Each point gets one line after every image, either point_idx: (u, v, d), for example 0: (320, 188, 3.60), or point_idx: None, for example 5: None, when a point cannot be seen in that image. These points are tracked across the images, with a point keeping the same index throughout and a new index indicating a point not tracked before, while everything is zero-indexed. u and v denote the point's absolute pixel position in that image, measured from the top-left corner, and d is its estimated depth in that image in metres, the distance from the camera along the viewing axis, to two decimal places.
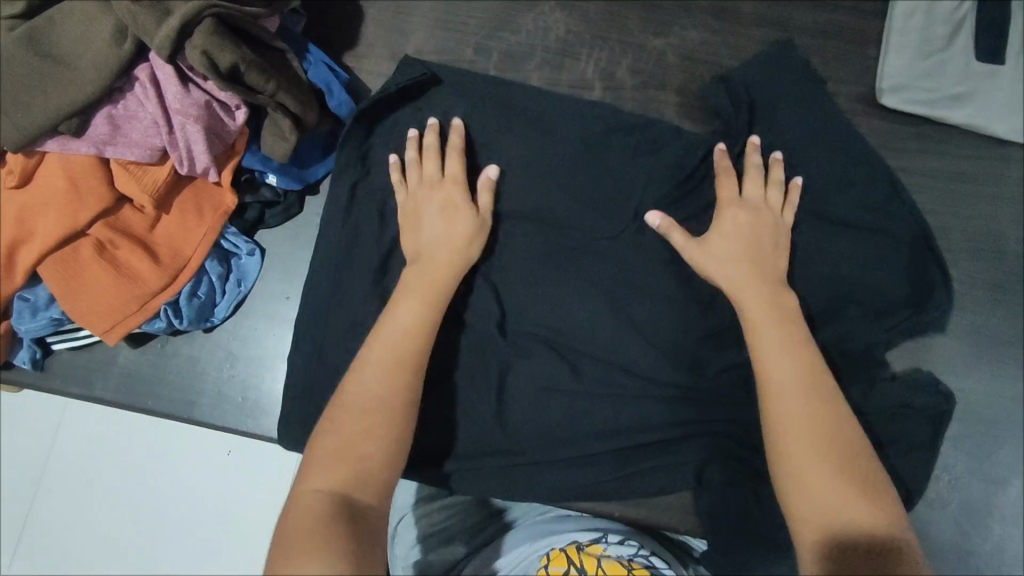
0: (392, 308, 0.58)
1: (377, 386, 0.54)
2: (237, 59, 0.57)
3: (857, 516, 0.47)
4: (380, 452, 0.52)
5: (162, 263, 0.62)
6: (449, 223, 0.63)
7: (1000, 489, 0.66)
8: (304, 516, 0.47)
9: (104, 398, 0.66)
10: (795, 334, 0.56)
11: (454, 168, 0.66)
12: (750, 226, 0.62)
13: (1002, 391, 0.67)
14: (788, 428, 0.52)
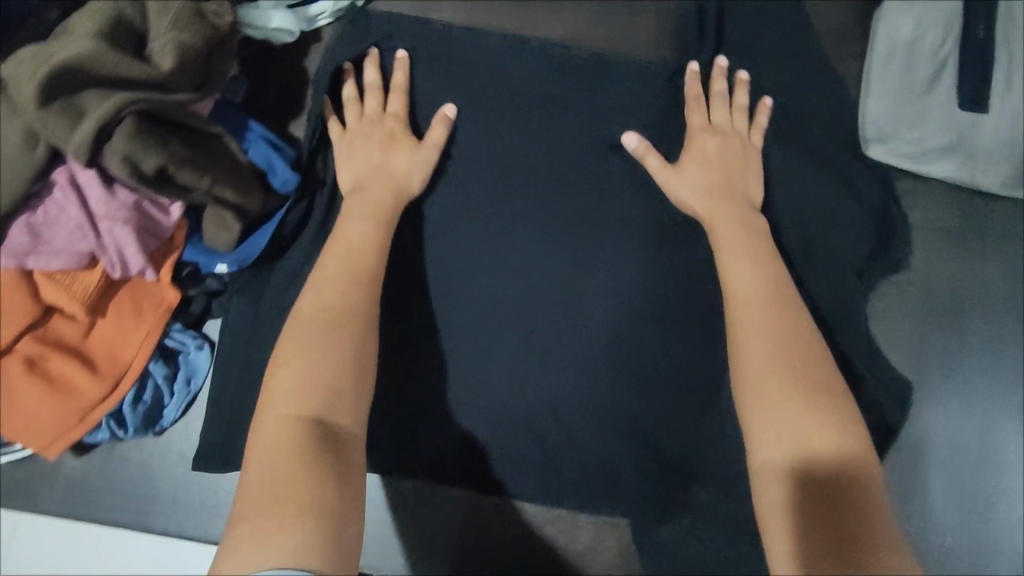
0: (345, 232, 0.60)
1: (332, 302, 0.55)
2: (165, 159, 0.52)
3: (800, 417, 0.48)
4: (344, 376, 0.51)
5: (101, 372, 0.59)
6: (385, 152, 0.63)
7: (988, 558, 0.65)
8: (271, 443, 0.47)
9: (50, 509, 0.63)
10: (757, 247, 0.58)
11: (396, 102, 0.65)
12: (719, 152, 0.62)
13: (987, 457, 0.66)
14: (745, 333, 0.53)
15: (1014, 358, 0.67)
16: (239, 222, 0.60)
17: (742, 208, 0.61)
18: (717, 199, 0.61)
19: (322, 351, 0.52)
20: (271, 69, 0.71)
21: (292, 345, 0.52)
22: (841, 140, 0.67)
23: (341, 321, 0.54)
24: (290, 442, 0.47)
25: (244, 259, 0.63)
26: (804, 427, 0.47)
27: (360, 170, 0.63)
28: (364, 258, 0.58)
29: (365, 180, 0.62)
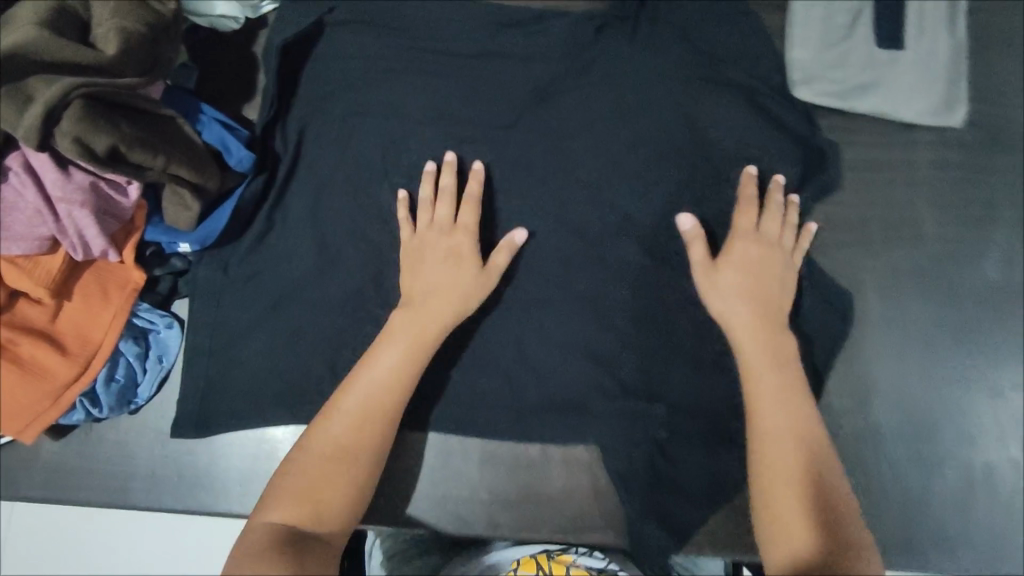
0: (380, 359, 0.62)
1: (350, 434, 0.59)
2: (116, 139, 0.54)
3: (793, 522, 0.54)
4: (348, 497, 0.58)
5: (72, 354, 0.60)
6: (451, 258, 0.66)
7: (937, 470, 0.67)
8: (259, 541, 0.53)
9: (30, 495, 0.64)
10: (783, 353, 0.63)
11: (467, 219, 0.68)
12: (760, 259, 0.66)
13: (931, 374, 0.69)
14: (761, 423, 0.60)
15: (950, 279, 0.70)
16: (197, 200, 0.62)
17: (774, 321, 0.64)
18: (748, 300, 0.64)
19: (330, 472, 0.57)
20: (221, 55, 0.73)
21: (306, 457, 0.58)
22: (767, 87, 0.70)
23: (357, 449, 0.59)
24: (269, 542, 0.52)
25: (206, 235, 0.65)
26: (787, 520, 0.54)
27: (431, 303, 0.64)
28: (388, 383, 0.61)
29: (436, 307, 0.64)
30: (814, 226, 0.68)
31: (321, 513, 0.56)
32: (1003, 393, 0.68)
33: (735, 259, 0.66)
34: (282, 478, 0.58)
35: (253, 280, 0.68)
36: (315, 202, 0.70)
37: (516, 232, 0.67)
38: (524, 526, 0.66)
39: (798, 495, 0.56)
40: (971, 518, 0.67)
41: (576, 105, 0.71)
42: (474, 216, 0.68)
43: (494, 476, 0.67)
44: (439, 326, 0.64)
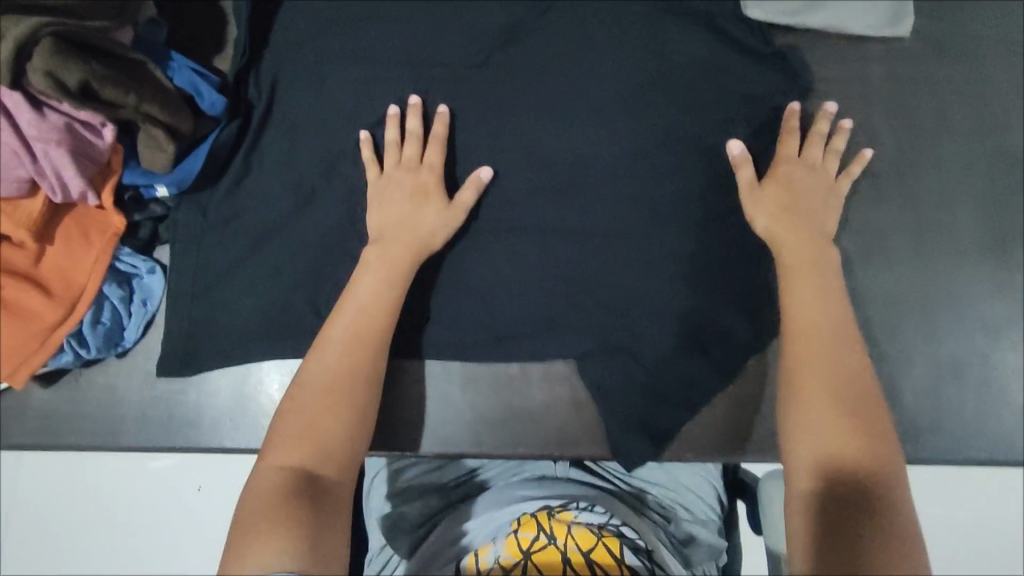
0: (357, 292, 0.63)
1: (335, 365, 0.60)
2: (87, 74, 0.56)
3: (826, 443, 0.54)
4: (345, 428, 0.58)
5: (56, 295, 0.62)
6: (415, 191, 0.68)
7: (906, 364, 0.68)
8: (268, 485, 0.54)
9: (22, 442, 0.65)
10: (822, 281, 0.63)
11: (433, 160, 0.69)
12: (807, 182, 0.68)
13: (898, 270, 0.69)
14: (801, 352, 0.59)
15: (909, 179, 0.71)
16: (172, 142, 0.63)
17: (812, 246, 0.64)
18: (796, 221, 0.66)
19: (329, 407, 0.58)
20: (189, 11, 0.74)
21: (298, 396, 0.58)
22: (721, 11, 0.73)
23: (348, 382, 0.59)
24: (281, 487, 0.53)
25: (184, 179, 0.67)
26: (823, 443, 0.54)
27: (399, 234, 0.66)
28: (373, 317, 0.63)
29: (405, 240, 0.66)
30: (870, 152, 0.69)
31: (327, 449, 0.56)
32: (967, 284, 0.69)
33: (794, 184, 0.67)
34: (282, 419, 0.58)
35: (230, 224, 0.70)
36: (287, 144, 0.72)
37: (481, 170, 0.69)
38: (508, 442, 0.68)
39: (836, 414, 0.55)
40: (940, 409, 0.67)
41: (541, 42, 0.74)
42: (439, 154, 0.70)
43: (477, 394, 0.69)
44: (409, 256, 0.65)
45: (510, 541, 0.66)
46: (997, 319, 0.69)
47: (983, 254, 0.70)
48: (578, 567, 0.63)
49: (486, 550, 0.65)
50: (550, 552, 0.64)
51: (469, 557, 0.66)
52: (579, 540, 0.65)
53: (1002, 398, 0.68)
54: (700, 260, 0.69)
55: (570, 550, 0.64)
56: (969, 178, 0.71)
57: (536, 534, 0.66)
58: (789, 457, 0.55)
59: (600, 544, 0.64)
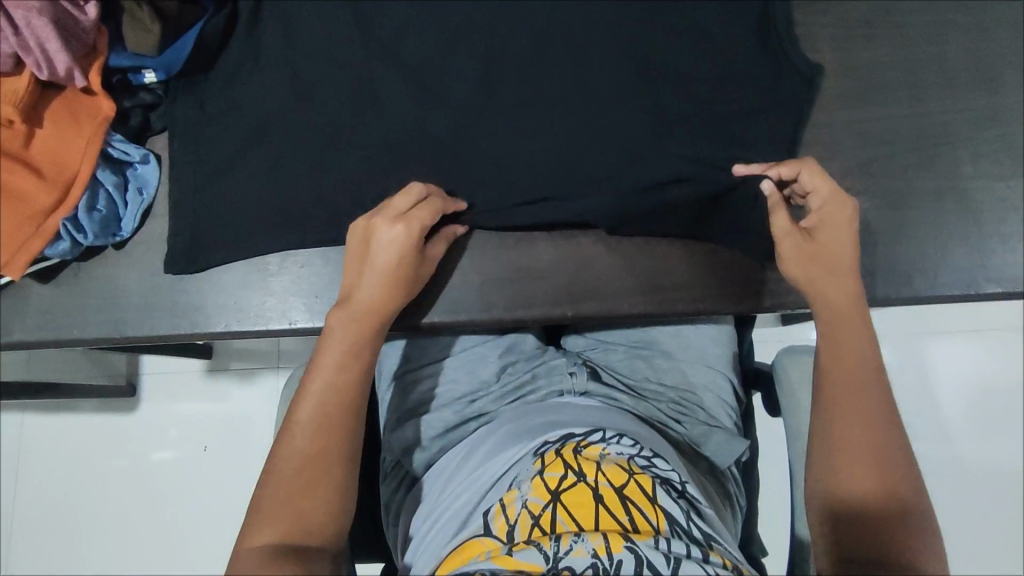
0: (325, 361, 0.58)
1: (308, 443, 0.56)
2: None
3: (867, 493, 0.55)
4: (328, 505, 0.54)
5: (49, 178, 0.60)
6: (401, 258, 0.61)
7: (910, 201, 0.67)
8: (251, 568, 0.50)
9: (24, 340, 0.63)
10: (863, 334, 0.61)
11: (421, 219, 0.61)
12: (819, 241, 0.63)
13: (894, 112, 0.69)
14: (843, 407, 0.59)
15: (899, 24, 0.70)
16: (158, 23, 0.64)
17: (852, 290, 0.62)
18: (839, 272, 0.62)
19: (308, 487, 0.54)
20: None
21: (272, 469, 0.55)
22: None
23: (325, 457, 0.55)
24: (266, 566, 0.50)
25: (175, 62, 0.64)
26: (859, 496, 0.55)
27: (363, 307, 0.60)
28: (347, 390, 0.58)
29: (373, 311, 0.60)
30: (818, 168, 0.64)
31: (313, 524, 0.54)
32: (962, 121, 0.69)
33: (817, 246, 0.62)
34: (258, 495, 0.54)
35: (226, 121, 0.67)
36: (269, 23, 0.69)
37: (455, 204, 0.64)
38: (521, 299, 0.65)
39: (870, 471, 0.56)
40: (946, 240, 0.66)
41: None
42: (422, 221, 0.61)
43: (483, 259, 0.67)
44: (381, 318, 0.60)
45: (536, 483, 0.61)
46: (996, 153, 0.68)
47: (977, 88, 0.69)
48: (613, 505, 0.58)
49: (512, 496, 0.61)
50: (581, 491, 0.59)
51: (495, 510, 0.61)
52: (611, 477, 0.60)
53: (1008, 227, 0.67)
54: (701, 112, 0.67)
55: (603, 488, 0.59)
56: (958, 17, 0.70)
57: (564, 473, 0.61)
58: (817, 506, 0.57)
59: (633, 481, 0.60)
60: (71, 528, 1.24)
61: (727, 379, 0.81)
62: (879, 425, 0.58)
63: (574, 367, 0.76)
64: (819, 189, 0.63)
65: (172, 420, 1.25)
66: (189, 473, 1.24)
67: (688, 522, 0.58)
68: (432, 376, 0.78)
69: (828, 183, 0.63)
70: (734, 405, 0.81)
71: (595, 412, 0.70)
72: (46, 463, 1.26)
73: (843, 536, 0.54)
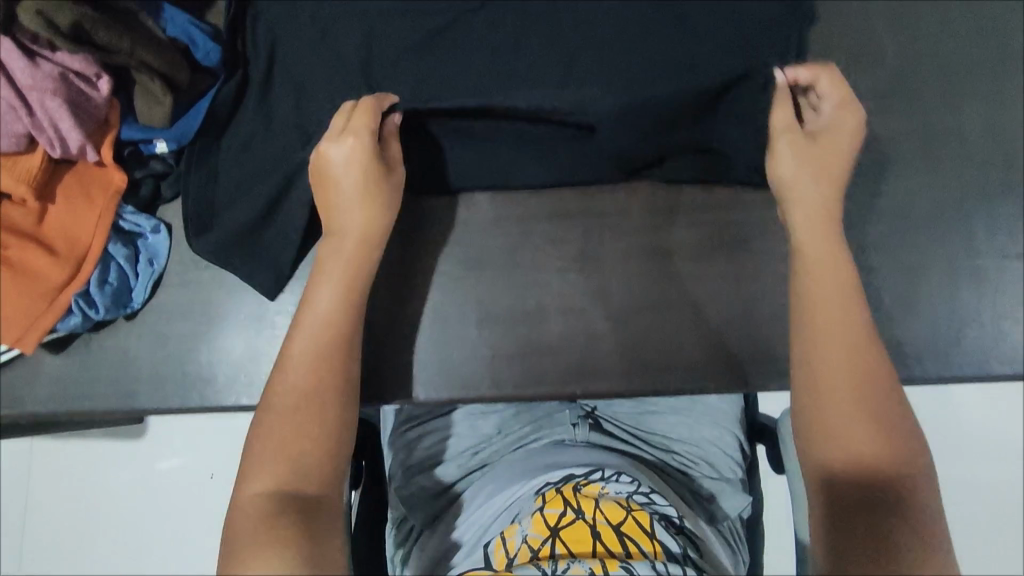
0: (312, 302, 0.59)
1: (298, 381, 0.56)
2: (79, 15, 0.54)
3: (865, 451, 0.51)
4: (320, 440, 0.54)
5: (61, 255, 0.60)
6: (356, 172, 0.61)
7: (922, 277, 0.67)
8: (252, 517, 0.50)
9: (37, 411, 0.64)
10: (846, 278, 0.58)
11: (364, 124, 0.61)
12: (818, 143, 0.62)
13: (910, 187, 0.68)
14: (834, 368, 0.54)
15: (917, 95, 0.69)
16: (169, 94, 0.61)
17: (834, 218, 0.61)
18: (827, 174, 0.62)
19: (300, 425, 0.54)
20: None
21: (262, 420, 0.55)
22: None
23: (316, 393, 0.55)
24: (264, 514, 0.49)
25: (185, 132, 0.65)
26: (853, 450, 0.51)
27: (349, 241, 0.61)
28: (335, 326, 0.59)
29: (358, 242, 0.62)
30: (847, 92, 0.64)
31: (307, 468, 0.53)
32: (977, 194, 0.68)
33: (815, 142, 0.62)
34: (251, 445, 0.54)
35: (247, 191, 0.66)
36: (281, 91, 0.69)
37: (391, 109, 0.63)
38: (530, 376, 0.65)
39: (867, 426, 0.52)
40: (956, 318, 0.66)
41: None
42: (369, 133, 0.61)
43: (494, 333, 0.66)
44: (367, 250, 0.61)
45: (536, 519, 0.60)
46: (1013, 228, 0.67)
47: (992, 160, 0.68)
48: (610, 541, 0.57)
49: (512, 531, 0.60)
50: (579, 528, 0.58)
51: (496, 543, 0.61)
52: (608, 514, 0.59)
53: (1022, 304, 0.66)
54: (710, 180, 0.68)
55: (600, 526, 0.58)
56: (975, 85, 0.69)
57: (563, 510, 0.60)
58: (809, 472, 0.53)
59: (630, 517, 0.58)
60: (77, 553, 1.26)
61: (734, 436, 0.80)
62: (867, 386, 0.53)
63: (576, 420, 0.77)
64: (832, 94, 0.63)
65: (177, 448, 1.26)
66: (194, 501, 1.25)
67: (685, 559, 0.57)
68: (434, 432, 0.78)
69: (845, 90, 0.63)
70: (741, 458, 0.80)
71: (595, 452, 0.70)
72: (52, 488, 1.27)
73: (837, 498, 0.50)
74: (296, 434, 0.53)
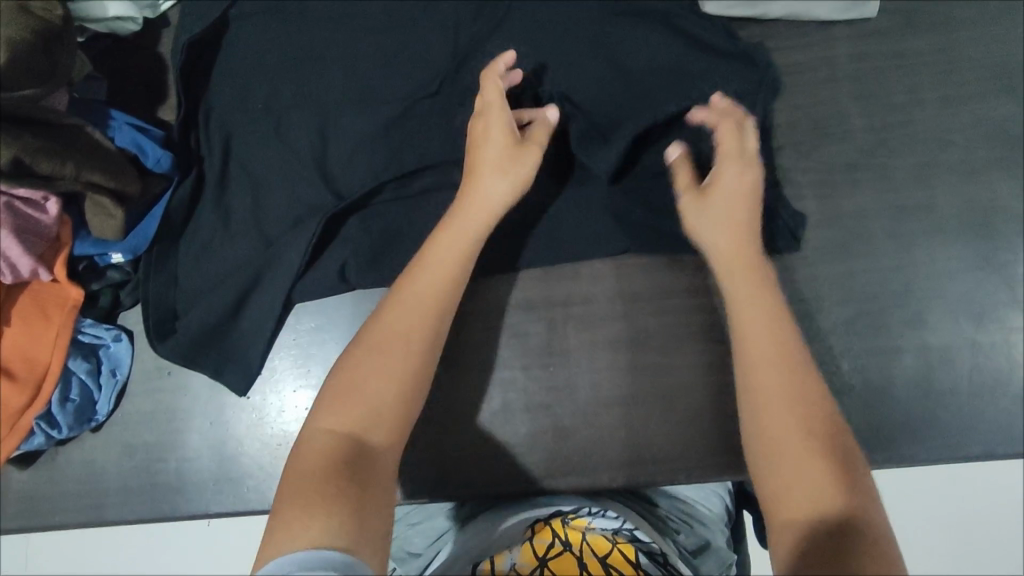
0: (426, 255, 0.57)
1: (393, 329, 0.54)
2: (17, 151, 0.53)
3: (814, 484, 0.48)
4: (397, 393, 0.51)
5: (20, 379, 0.60)
6: (491, 153, 0.60)
7: (895, 357, 0.65)
8: (314, 453, 0.48)
9: (7, 527, 0.65)
10: (773, 305, 0.57)
11: (494, 95, 0.61)
12: (721, 195, 0.60)
13: (880, 264, 0.66)
14: (774, 399, 0.52)
15: (884, 168, 0.68)
16: (119, 207, 0.60)
17: (757, 263, 0.59)
18: (732, 224, 0.59)
19: (385, 372, 0.52)
20: (126, 67, 0.71)
21: (350, 356, 0.53)
22: (682, 12, 0.67)
23: (404, 343, 0.53)
24: (325, 455, 0.47)
25: (140, 242, 0.64)
26: (801, 481, 0.48)
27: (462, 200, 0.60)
28: (440, 282, 0.56)
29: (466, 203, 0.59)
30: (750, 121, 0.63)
31: (379, 419, 0.50)
32: (949, 268, 0.66)
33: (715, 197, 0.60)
34: (335, 379, 0.52)
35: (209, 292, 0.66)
36: (238, 191, 0.67)
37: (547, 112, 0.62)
38: (499, 475, 0.64)
39: (812, 456, 0.49)
40: (931, 398, 0.65)
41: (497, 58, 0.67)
42: (496, 84, 0.61)
43: (461, 433, 0.65)
44: (482, 216, 0.59)
45: (524, 548, 0.56)
46: (985, 303, 0.66)
47: (964, 232, 0.67)
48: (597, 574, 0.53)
49: (500, 558, 0.56)
50: (567, 561, 0.55)
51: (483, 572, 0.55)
52: (595, 547, 0.56)
53: (997, 382, 0.65)
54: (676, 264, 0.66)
55: (587, 559, 0.55)
56: (942, 154, 0.68)
57: (552, 542, 0.56)
58: (777, 499, 0.49)
59: (617, 551, 0.55)
60: None
61: (720, 497, 0.72)
62: (806, 410, 0.52)
63: None
64: (725, 143, 0.61)
65: None
66: None
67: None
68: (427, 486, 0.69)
69: (734, 135, 0.61)
70: (725, 515, 0.71)
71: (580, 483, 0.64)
72: None
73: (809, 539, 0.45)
74: (376, 381, 0.51)
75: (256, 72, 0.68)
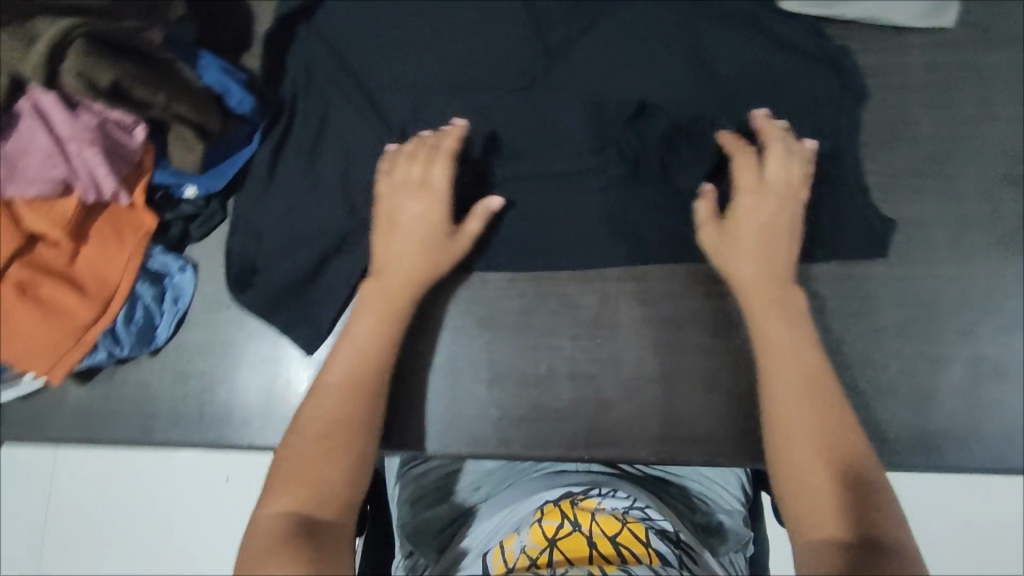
0: (353, 331, 0.60)
1: (332, 411, 0.57)
2: (117, 75, 0.56)
3: (828, 513, 0.50)
4: (338, 471, 0.54)
5: (91, 295, 0.62)
6: (416, 237, 0.62)
7: (945, 364, 0.65)
8: (267, 539, 0.50)
9: (59, 438, 0.67)
10: (801, 335, 0.58)
11: (437, 182, 0.63)
12: (754, 214, 0.62)
13: (937, 271, 0.66)
14: (789, 432, 0.54)
15: (950, 177, 0.68)
16: (201, 142, 0.63)
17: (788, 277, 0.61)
18: (760, 255, 0.61)
19: (329, 451, 0.54)
20: (215, 12, 0.73)
21: (295, 436, 0.56)
22: (766, 12, 0.69)
23: (336, 423, 0.56)
24: (275, 538, 0.50)
25: (216, 177, 0.67)
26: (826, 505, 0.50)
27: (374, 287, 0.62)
28: (370, 361, 0.59)
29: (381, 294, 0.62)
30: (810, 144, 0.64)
31: (328, 496, 0.53)
32: (1007, 282, 0.66)
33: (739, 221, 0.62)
34: (279, 464, 0.55)
35: (276, 233, 0.68)
36: (313, 141, 0.69)
37: (492, 198, 0.63)
38: (538, 438, 0.65)
39: (831, 484, 0.51)
40: (977, 408, 0.65)
41: (575, 36, 0.69)
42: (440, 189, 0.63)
43: (504, 394, 0.67)
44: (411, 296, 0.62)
45: (534, 529, 0.58)
46: None
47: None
48: (606, 552, 0.54)
49: (511, 540, 0.58)
50: (577, 539, 0.56)
51: (495, 552, 0.58)
52: (604, 526, 0.57)
53: None
54: None
55: (596, 536, 0.56)
56: (1011, 168, 0.67)
57: (561, 521, 0.57)
58: (801, 525, 0.51)
59: (625, 530, 0.56)
60: None
61: (738, 476, 0.73)
62: (817, 445, 0.53)
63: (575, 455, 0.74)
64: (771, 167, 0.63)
65: None
66: None
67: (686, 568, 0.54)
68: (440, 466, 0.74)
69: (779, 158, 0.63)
70: (742, 497, 0.72)
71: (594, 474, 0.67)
72: None
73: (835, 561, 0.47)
74: (313, 458, 0.54)
75: (344, 31, 0.71)
